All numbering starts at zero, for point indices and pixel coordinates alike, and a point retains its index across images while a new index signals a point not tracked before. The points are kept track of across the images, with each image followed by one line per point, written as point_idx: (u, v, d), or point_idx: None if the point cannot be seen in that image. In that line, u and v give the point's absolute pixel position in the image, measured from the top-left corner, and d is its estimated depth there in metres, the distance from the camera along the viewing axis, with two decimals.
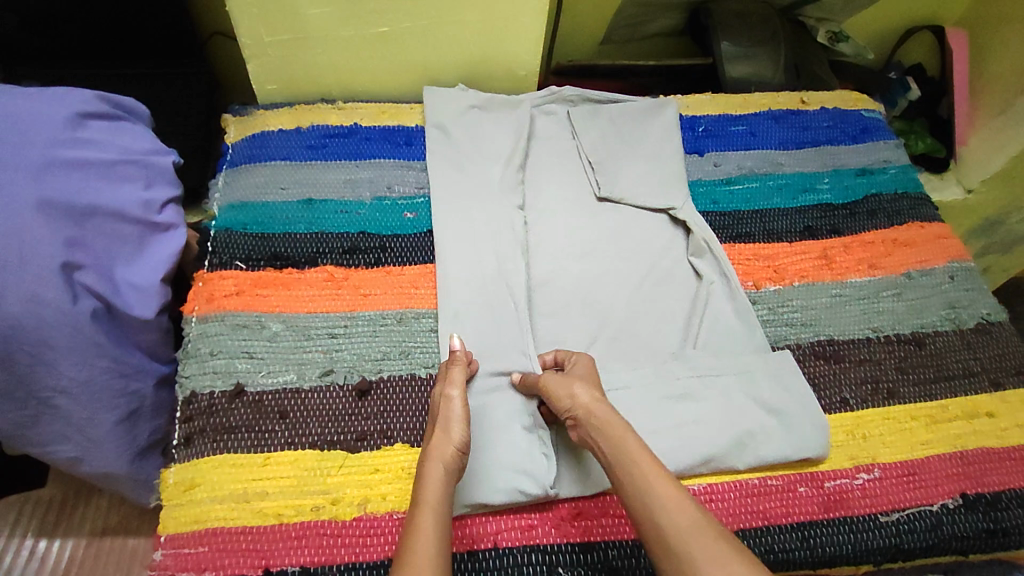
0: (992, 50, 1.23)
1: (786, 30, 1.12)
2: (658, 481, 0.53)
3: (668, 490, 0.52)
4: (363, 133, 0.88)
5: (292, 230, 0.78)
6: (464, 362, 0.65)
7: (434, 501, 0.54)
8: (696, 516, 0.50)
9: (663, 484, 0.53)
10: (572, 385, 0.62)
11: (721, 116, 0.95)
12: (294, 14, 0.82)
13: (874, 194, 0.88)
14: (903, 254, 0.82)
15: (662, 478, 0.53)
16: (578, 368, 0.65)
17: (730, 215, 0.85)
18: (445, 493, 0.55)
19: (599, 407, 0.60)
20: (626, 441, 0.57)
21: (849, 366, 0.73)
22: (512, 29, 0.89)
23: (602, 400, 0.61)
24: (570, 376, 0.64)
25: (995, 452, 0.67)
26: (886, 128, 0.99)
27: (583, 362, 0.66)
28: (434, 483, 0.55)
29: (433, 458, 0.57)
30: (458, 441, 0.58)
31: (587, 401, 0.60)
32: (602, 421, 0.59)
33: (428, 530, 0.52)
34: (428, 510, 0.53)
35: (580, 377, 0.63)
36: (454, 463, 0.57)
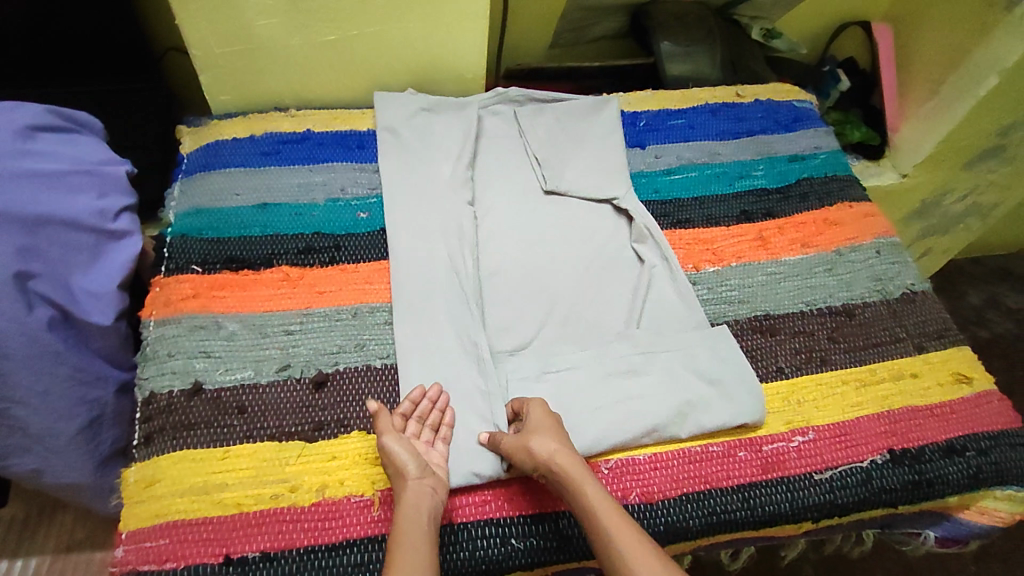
0: (914, 46, 1.31)
1: (721, 29, 1.18)
2: (623, 539, 0.56)
3: (632, 545, 0.56)
4: (316, 138, 0.91)
5: (247, 233, 0.80)
6: (383, 408, 0.64)
7: (416, 539, 0.56)
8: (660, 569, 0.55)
9: (628, 541, 0.56)
10: (532, 438, 0.61)
11: (659, 111, 1.00)
12: (245, 26, 0.85)
13: (805, 178, 0.94)
14: (833, 232, 0.88)
15: (627, 534, 0.56)
16: (536, 416, 0.64)
17: (670, 203, 0.89)
18: (423, 528, 0.57)
19: (565, 458, 0.60)
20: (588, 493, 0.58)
21: (784, 338, 0.77)
22: (456, 35, 0.93)
23: (564, 447, 0.61)
24: (529, 428, 0.63)
25: (920, 409, 0.72)
26: (816, 117, 1.05)
27: (538, 412, 0.65)
28: (416, 520, 0.57)
29: (406, 502, 0.58)
30: (413, 475, 0.59)
31: (548, 455, 0.60)
32: (566, 473, 0.59)
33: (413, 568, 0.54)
34: (407, 552, 0.55)
35: (536, 427, 0.63)
36: (419, 492, 0.58)
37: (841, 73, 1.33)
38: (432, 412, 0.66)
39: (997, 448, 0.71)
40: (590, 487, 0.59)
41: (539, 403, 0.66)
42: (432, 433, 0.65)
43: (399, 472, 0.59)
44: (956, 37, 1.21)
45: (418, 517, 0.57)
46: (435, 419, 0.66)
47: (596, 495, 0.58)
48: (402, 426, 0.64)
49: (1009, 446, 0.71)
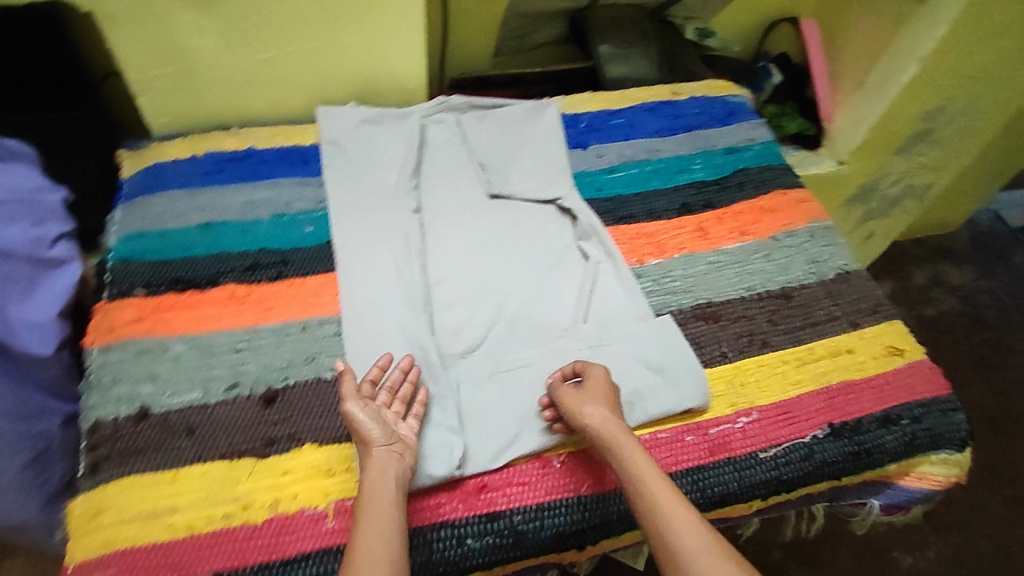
0: (841, 39, 1.37)
1: (656, 30, 1.21)
2: (664, 499, 0.58)
3: (671, 505, 0.58)
4: (259, 155, 0.91)
5: (191, 254, 0.79)
6: (349, 372, 0.65)
7: (377, 503, 0.57)
8: (702, 536, 0.56)
9: (666, 500, 0.58)
10: (585, 401, 0.65)
11: (600, 111, 1.03)
12: (179, 45, 0.84)
13: (741, 169, 0.97)
14: (770, 219, 0.91)
15: (669, 495, 0.58)
16: (593, 380, 0.68)
17: (613, 200, 0.92)
18: (385, 493, 0.57)
19: (611, 424, 0.64)
20: (631, 455, 0.61)
21: (726, 324, 0.80)
22: (395, 47, 0.94)
23: (612, 414, 0.64)
24: (583, 391, 0.66)
25: (857, 383, 0.76)
26: (750, 110, 1.09)
27: (600, 375, 0.68)
28: (381, 487, 0.58)
29: (371, 469, 0.59)
30: (379, 442, 0.60)
31: (598, 420, 0.64)
32: (615, 441, 0.62)
33: (375, 531, 0.55)
34: (370, 516, 0.56)
35: (591, 393, 0.66)
36: (385, 458, 0.60)
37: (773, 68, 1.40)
38: (401, 383, 0.67)
39: (929, 414, 0.75)
40: (631, 449, 0.62)
41: (602, 368, 0.69)
42: (403, 406, 0.66)
43: (364, 440, 0.61)
44: (879, 28, 1.27)
45: (385, 484, 0.58)
46: (408, 392, 0.67)
47: (638, 458, 0.61)
48: (369, 394, 0.65)
49: (940, 412, 0.75)
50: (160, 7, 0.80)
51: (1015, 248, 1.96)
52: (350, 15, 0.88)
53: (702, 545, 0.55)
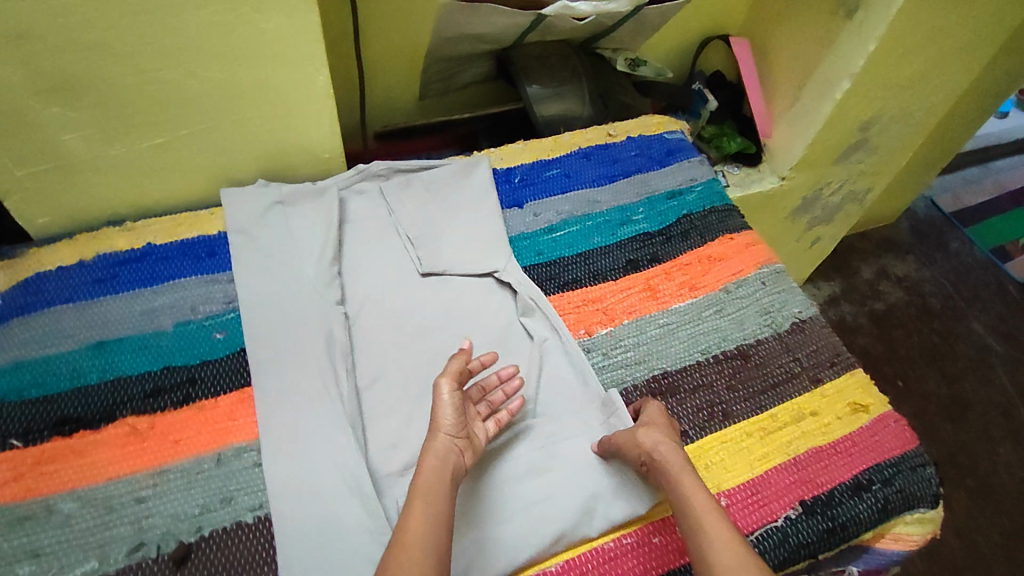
0: (772, 54, 1.35)
1: (585, 64, 1.16)
2: (713, 527, 0.57)
3: (720, 536, 0.56)
4: (158, 253, 0.81)
5: (81, 383, 0.69)
6: (464, 354, 0.69)
7: (426, 487, 0.58)
8: (743, 559, 0.54)
9: (716, 531, 0.57)
10: (641, 425, 0.66)
11: (533, 163, 0.97)
12: (47, 141, 0.74)
13: (685, 215, 0.93)
14: (719, 269, 0.87)
15: (723, 524, 0.57)
16: (650, 413, 0.69)
17: (554, 263, 0.86)
18: (442, 480, 0.59)
19: (668, 452, 0.63)
20: (683, 484, 0.61)
21: (684, 396, 0.75)
22: (303, 118, 0.85)
23: (672, 444, 0.64)
24: (641, 422, 0.68)
25: (823, 449, 0.72)
26: (688, 145, 1.04)
27: (654, 410, 0.69)
28: (435, 476, 0.60)
29: (431, 451, 0.61)
30: (448, 428, 0.63)
31: (651, 443, 0.64)
32: (664, 462, 0.63)
33: (419, 514, 0.56)
34: (420, 495, 0.58)
35: (653, 421, 0.67)
36: (447, 447, 0.62)
37: (707, 92, 1.35)
38: (495, 389, 0.70)
39: (900, 474, 0.71)
40: (686, 480, 0.61)
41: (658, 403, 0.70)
42: (489, 410, 0.69)
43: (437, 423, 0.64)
44: (808, 43, 1.24)
45: (441, 474, 0.60)
46: (499, 399, 0.70)
47: (691, 486, 0.61)
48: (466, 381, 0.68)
49: (911, 469, 0.72)
50: (18, 103, 0.69)
51: (951, 233, 2.00)
52: (247, 90, 0.79)
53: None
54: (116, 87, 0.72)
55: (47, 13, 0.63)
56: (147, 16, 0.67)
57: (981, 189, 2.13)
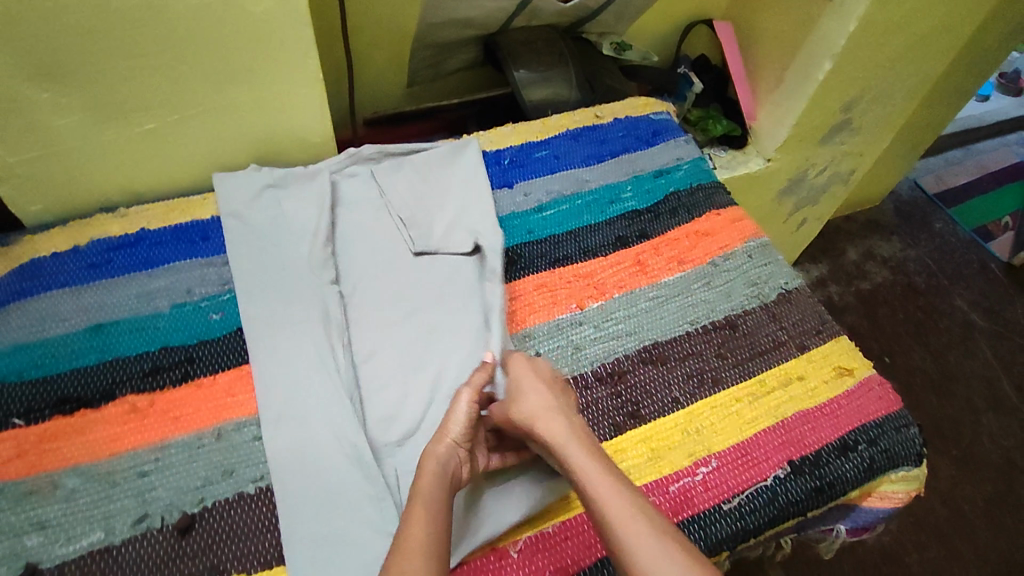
0: (755, 37, 1.37)
1: (571, 49, 1.17)
2: (601, 493, 0.57)
3: (609, 500, 0.56)
4: (152, 237, 0.82)
5: (80, 364, 0.70)
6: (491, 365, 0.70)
7: (426, 491, 0.58)
8: (640, 524, 0.54)
9: (605, 494, 0.56)
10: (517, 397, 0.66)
11: (522, 145, 0.98)
12: (38, 126, 0.74)
13: (672, 192, 0.95)
14: (707, 243, 0.89)
15: (611, 488, 0.57)
16: (518, 373, 0.68)
17: (545, 241, 0.87)
18: (438, 485, 0.59)
19: (546, 417, 0.63)
20: (568, 450, 0.61)
21: (675, 364, 0.77)
22: (293, 102, 0.86)
23: (551, 406, 0.64)
24: (516, 390, 0.67)
25: (811, 413, 0.74)
26: (674, 125, 1.06)
27: (520, 367, 0.68)
28: (434, 479, 0.59)
29: (428, 456, 0.61)
30: (454, 435, 0.63)
31: (530, 413, 0.64)
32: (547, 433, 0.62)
33: (421, 517, 0.56)
34: (419, 499, 0.57)
35: (525, 386, 0.66)
36: (447, 454, 0.62)
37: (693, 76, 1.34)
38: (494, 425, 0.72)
39: (885, 434, 0.73)
40: (569, 447, 0.61)
41: (523, 358, 0.69)
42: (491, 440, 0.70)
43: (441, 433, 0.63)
44: (791, 24, 1.26)
45: (438, 476, 0.59)
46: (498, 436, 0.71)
47: (576, 452, 0.60)
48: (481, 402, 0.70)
49: (895, 430, 0.74)
50: (10, 88, 0.70)
51: (934, 213, 2.04)
52: (237, 75, 0.80)
53: (638, 541, 0.53)
54: (107, 71, 0.73)
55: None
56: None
57: (963, 170, 2.17)
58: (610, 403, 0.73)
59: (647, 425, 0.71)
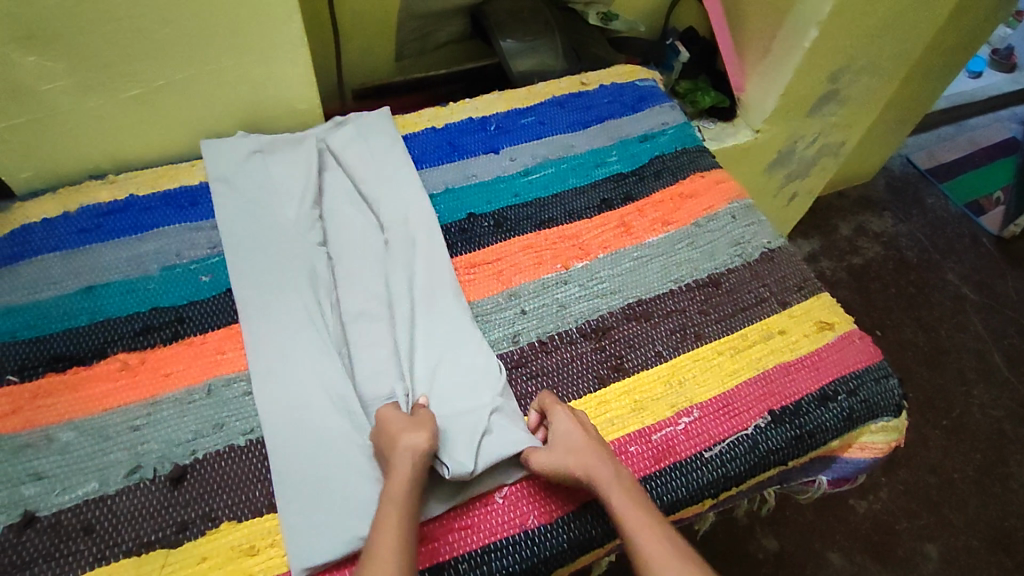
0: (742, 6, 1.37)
1: (557, 17, 1.17)
2: (646, 541, 0.60)
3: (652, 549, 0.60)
4: (141, 203, 0.82)
5: (72, 325, 0.71)
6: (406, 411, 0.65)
7: (399, 497, 0.59)
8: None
9: (647, 541, 0.60)
10: (560, 420, 0.66)
11: (508, 111, 0.99)
12: (25, 91, 0.75)
13: (657, 156, 0.96)
14: (690, 205, 0.90)
15: (652, 536, 0.60)
16: (560, 423, 0.66)
17: (531, 204, 0.88)
18: (406, 495, 0.59)
19: (596, 466, 0.62)
20: (614, 499, 0.62)
21: (659, 320, 0.78)
22: (279, 67, 0.85)
23: (596, 455, 0.63)
24: (554, 441, 0.65)
25: (792, 364, 0.75)
26: (660, 92, 1.06)
27: (562, 418, 0.66)
28: (401, 488, 0.59)
29: (396, 460, 0.61)
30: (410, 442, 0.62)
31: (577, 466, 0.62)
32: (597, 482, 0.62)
33: (392, 526, 0.57)
34: (392, 504, 0.59)
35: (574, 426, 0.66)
36: (406, 461, 0.60)
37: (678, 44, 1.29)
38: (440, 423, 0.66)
39: (864, 385, 0.74)
40: (617, 500, 0.62)
41: (565, 406, 0.68)
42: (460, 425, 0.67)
43: (394, 439, 0.62)
44: None
45: (406, 486, 0.60)
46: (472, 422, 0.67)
47: (620, 499, 0.62)
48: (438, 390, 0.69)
49: (875, 381, 0.75)
50: None
51: (926, 189, 2.05)
52: (221, 40, 0.79)
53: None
54: (91, 34, 0.73)
55: None
56: None
57: (956, 146, 2.17)
58: (595, 357, 0.74)
59: (631, 377, 0.72)
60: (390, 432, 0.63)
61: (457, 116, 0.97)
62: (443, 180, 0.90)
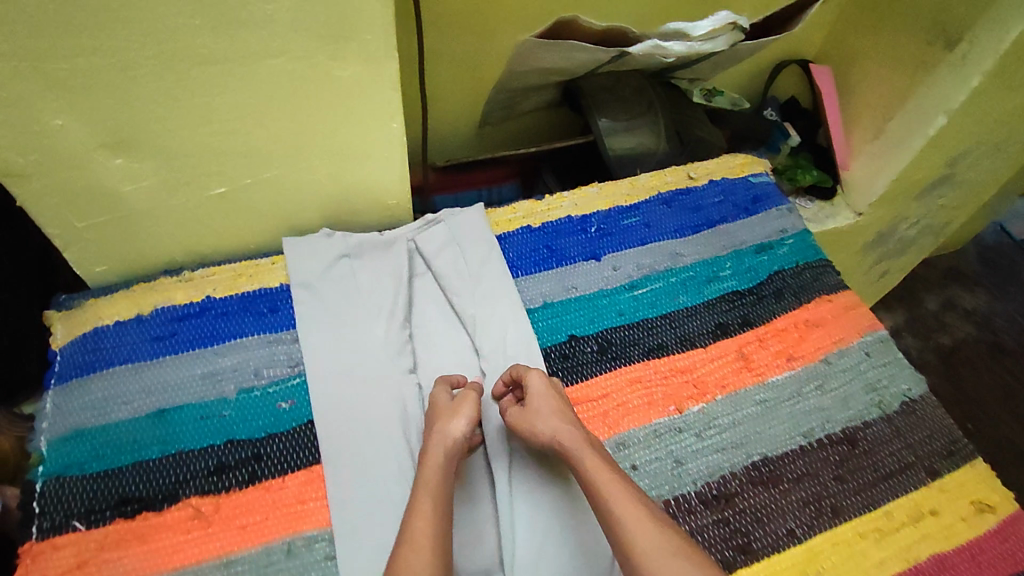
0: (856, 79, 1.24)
1: (661, 94, 1.04)
2: (618, 501, 0.60)
3: (628, 508, 0.60)
4: (218, 307, 0.76)
5: (142, 458, 0.65)
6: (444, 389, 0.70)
7: (433, 485, 0.62)
8: (655, 536, 0.58)
9: (622, 503, 0.60)
10: (528, 379, 0.69)
11: (610, 209, 0.90)
12: (107, 192, 0.68)
13: (777, 271, 0.86)
14: (818, 336, 0.80)
15: (624, 496, 0.60)
16: (534, 389, 0.68)
17: (638, 326, 0.79)
18: (441, 475, 0.63)
19: (569, 435, 0.65)
20: (586, 461, 0.63)
21: (788, 487, 0.68)
22: (370, 166, 0.77)
23: (568, 424, 0.66)
24: (531, 407, 0.67)
25: (949, 557, 0.65)
26: (775, 189, 0.97)
27: (536, 381, 0.69)
28: (435, 470, 0.63)
29: (436, 444, 0.64)
30: (439, 430, 0.65)
31: (550, 431, 0.65)
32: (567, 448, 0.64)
33: (426, 512, 0.60)
34: (426, 493, 0.61)
35: (539, 396, 0.68)
36: (440, 445, 0.64)
37: (788, 127, 1.19)
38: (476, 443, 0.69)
39: None
40: (588, 460, 0.63)
41: (538, 371, 0.70)
42: None
43: (435, 423, 0.66)
44: (903, 71, 1.14)
45: (443, 466, 0.63)
46: None
47: (597, 468, 0.63)
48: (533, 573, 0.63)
49: None
50: (81, 157, 0.64)
51: None
52: (315, 141, 0.71)
53: (654, 551, 0.57)
54: (180, 138, 0.66)
55: (115, 60, 0.57)
56: (218, 65, 0.60)
57: None
58: (719, 531, 0.65)
59: (762, 562, 0.63)
60: (434, 416, 0.67)
61: (555, 213, 0.89)
62: (541, 290, 0.81)
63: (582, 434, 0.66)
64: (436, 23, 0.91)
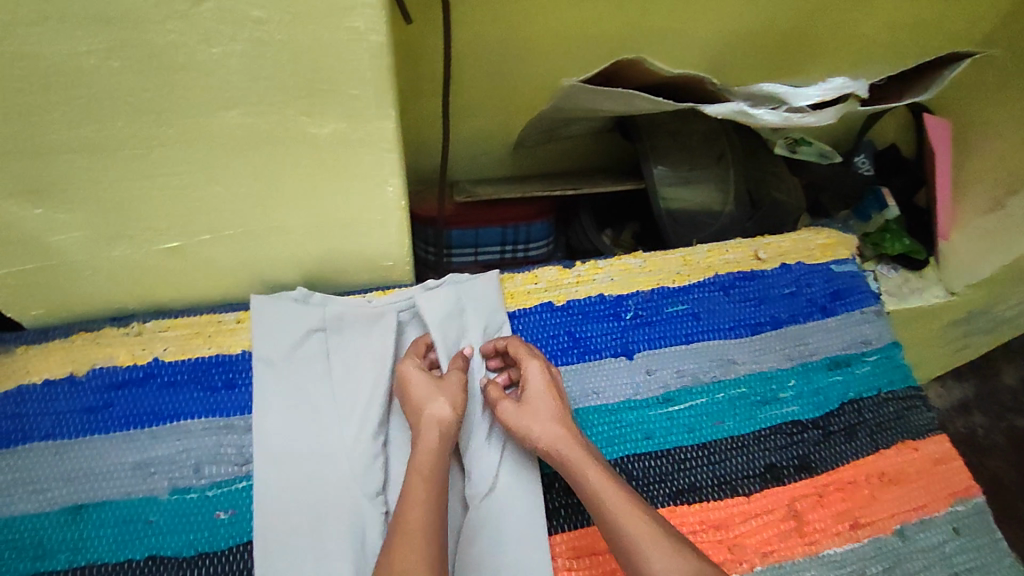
0: (989, 131, 0.99)
1: (735, 143, 0.85)
2: (626, 518, 0.53)
3: (635, 524, 0.52)
4: (164, 375, 0.63)
5: (47, 569, 0.54)
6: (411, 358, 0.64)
7: (427, 469, 0.56)
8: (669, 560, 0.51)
9: (630, 517, 0.53)
10: (526, 368, 0.62)
11: (652, 291, 0.73)
12: (29, 241, 0.55)
13: (852, 400, 0.69)
14: (894, 498, 0.64)
15: (632, 512, 0.53)
16: (530, 382, 0.61)
17: (667, 457, 0.63)
18: (436, 461, 0.57)
19: (564, 442, 0.58)
20: (588, 474, 0.56)
21: None
22: (363, 229, 0.62)
23: (564, 430, 0.59)
24: (527, 402, 0.60)
25: None
26: (863, 285, 0.78)
27: (536, 374, 0.62)
28: (430, 453, 0.57)
29: (427, 428, 0.59)
30: (429, 408, 0.60)
31: (545, 437, 0.58)
32: (564, 457, 0.57)
33: (420, 499, 0.54)
34: (420, 476, 0.56)
35: (534, 395, 0.60)
36: (431, 425, 0.59)
37: (887, 193, 0.97)
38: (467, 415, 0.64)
39: None
40: (590, 475, 0.56)
41: (538, 361, 0.63)
42: None
43: (417, 408, 0.60)
44: None
45: (436, 449, 0.58)
46: None
47: (599, 482, 0.55)
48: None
49: None
50: None
51: None
52: (290, 199, 0.56)
53: None
54: (116, 190, 0.51)
55: (10, 102, 0.43)
56: (153, 115, 0.46)
57: None
58: None
59: None
60: (413, 401, 0.61)
61: (585, 287, 0.72)
62: None
63: (586, 444, 0.59)
64: (468, 37, 0.73)
